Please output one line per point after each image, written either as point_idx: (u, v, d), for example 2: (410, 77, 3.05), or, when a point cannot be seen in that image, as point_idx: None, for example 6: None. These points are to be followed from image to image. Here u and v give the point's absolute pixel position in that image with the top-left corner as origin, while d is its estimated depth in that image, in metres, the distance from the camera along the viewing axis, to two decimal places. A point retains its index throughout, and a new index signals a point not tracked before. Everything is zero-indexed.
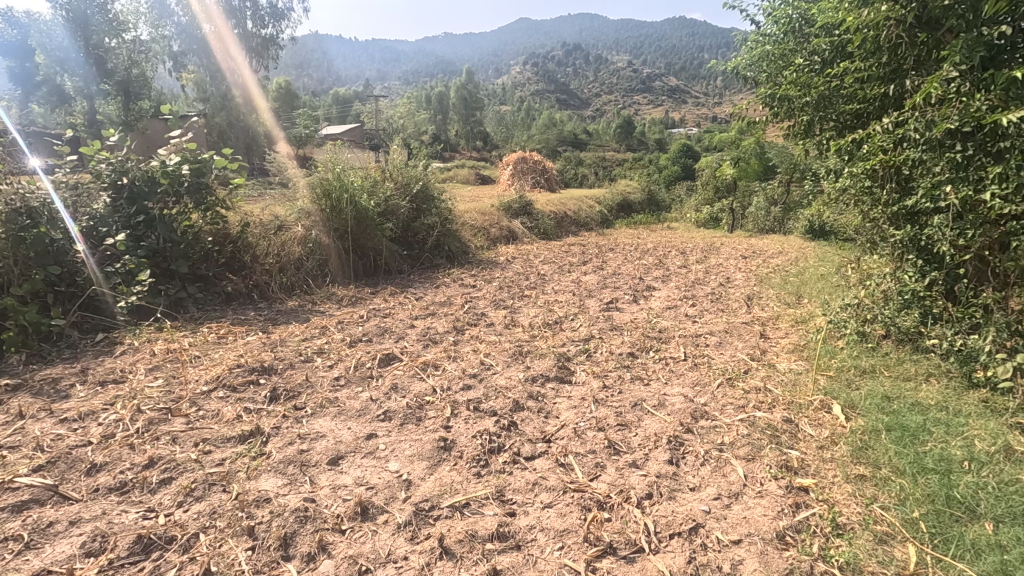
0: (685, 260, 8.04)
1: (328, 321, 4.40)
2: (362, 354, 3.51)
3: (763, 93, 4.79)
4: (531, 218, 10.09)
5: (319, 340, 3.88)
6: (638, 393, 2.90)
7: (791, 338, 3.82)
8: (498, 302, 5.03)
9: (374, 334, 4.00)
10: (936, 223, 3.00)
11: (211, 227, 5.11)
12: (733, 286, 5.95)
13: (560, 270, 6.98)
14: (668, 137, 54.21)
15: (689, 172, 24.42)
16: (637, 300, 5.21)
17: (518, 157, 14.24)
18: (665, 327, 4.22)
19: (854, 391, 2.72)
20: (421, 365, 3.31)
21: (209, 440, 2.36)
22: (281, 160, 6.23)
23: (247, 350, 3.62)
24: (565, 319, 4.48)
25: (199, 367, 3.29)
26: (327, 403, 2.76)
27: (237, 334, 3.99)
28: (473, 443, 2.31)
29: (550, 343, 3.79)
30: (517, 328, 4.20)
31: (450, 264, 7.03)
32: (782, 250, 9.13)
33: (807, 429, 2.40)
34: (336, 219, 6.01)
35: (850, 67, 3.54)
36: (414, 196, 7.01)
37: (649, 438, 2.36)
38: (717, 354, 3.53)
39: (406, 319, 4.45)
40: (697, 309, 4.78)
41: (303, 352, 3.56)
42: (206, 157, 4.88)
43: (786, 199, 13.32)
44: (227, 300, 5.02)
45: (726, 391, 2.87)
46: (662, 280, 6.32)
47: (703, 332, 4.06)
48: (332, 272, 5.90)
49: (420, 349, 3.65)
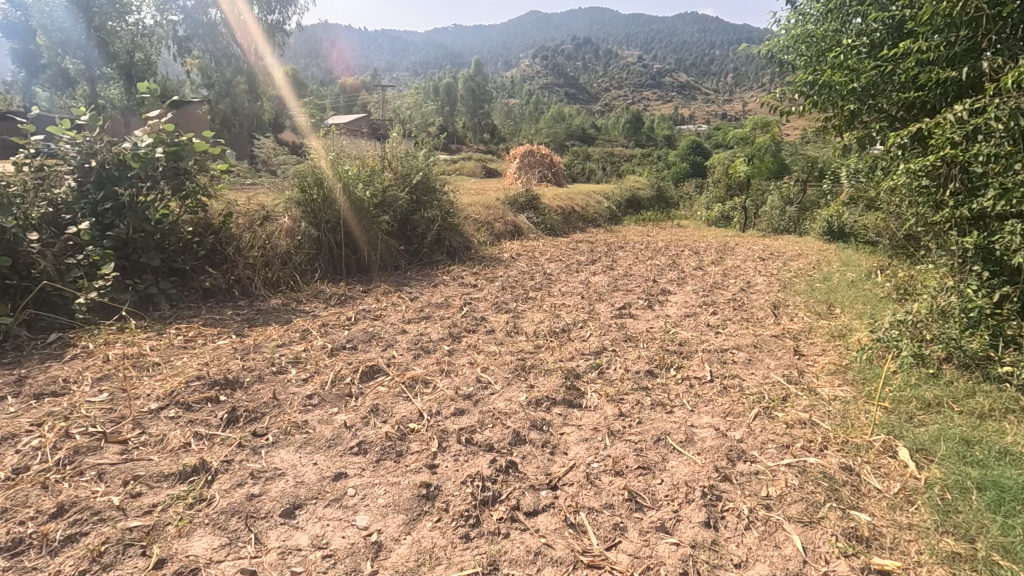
0: (699, 261, 7.56)
1: (311, 323, 3.97)
2: (343, 366, 3.08)
3: (802, 80, 4.32)
4: (538, 213, 9.64)
5: (299, 346, 3.45)
6: (661, 423, 2.46)
7: (831, 356, 3.36)
8: (500, 306, 4.59)
9: (360, 340, 3.58)
10: (1015, 230, 2.55)
11: (190, 216, 4.69)
12: (756, 291, 5.49)
13: (567, 269, 6.54)
14: (678, 133, 53.36)
15: (698, 168, 23.83)
16: (652, 306, 4.76)
17: (525, 150, 13.80)
18: (686, 340, 3.77)
19: (921, 430, 2.27)
20: (410, 381, 2.88)
21: (141, 476, 1.94)
22: (270, 145, 5.80)
23: (214, 358, 3.20)
24: (573, 327, 4.04)
25: (155, 378, 2.87)
26: (293, 429, 2.33)
27: (207, 337, 3.58)
28: (462, 492, 1.88)
29: (557, 356, 3.36)
30: (520, 336, 3.77)
31: (450, 260, 6.60)
32: (801, 252, 8.64)
33: (872, 480, 1.96)
34: (328, 210, 5.57)
35: (912, 48, 3.09)
36: (414, 187, 6.58)
37: (678, 489, 1.93)
38: (748, 375, 3.08)
39: (398, 323, 4.02)
40: (720, 319, 4.33)
41: (277, 361, 3.14)
42: (185, 140, 4.44)
43: (801, 199, 12.77)
44: (204, 296, 4.60)
45: (765, 424, 2.43)
46: (677, 283, 5.85)
47: (730, 347, 3.60)
48: (322, 267, 5.47)
49: (410, 360, 3.23)
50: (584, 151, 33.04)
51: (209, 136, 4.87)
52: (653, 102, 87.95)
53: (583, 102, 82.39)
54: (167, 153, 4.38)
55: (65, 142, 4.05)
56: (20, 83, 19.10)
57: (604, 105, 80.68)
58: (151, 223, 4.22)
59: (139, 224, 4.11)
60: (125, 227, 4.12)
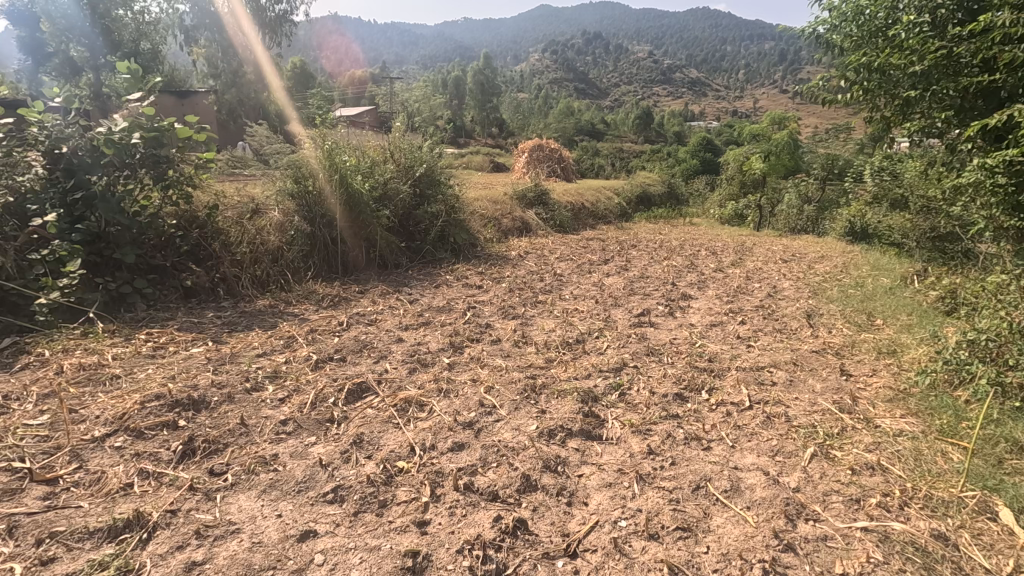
0: (718, 263, 7.10)
1: (298, 329, 3.59)
2: (327, 382, 2.70)
3: (849, 63, 3.87)
4: (547, 209, 9.23)
5: (281, 357, 3.07)
6: (699, 464, 2.06)
7: (884, 378, 2.94)
8: (507, 310, 4.19)
9: (350, 350, 3.19)
10: None
11: (172, 208, 4.32)
12: (784, 297, 5.07)
13: (578, 269, 6.12)
14: (688, 130, 52.50)
15: (709, 165, 23.31)
16: (674, 314, 4.33)
17: (534, 143, 13.35)
18: (715, 355, 3.35)
19: (1020, 484, 1.87)
20: (402, 405, 2.49)
21: (60, 534, 1.57)
22: (263, 133, 5.45)
23: (183, 370, 2.83)
24: (588, 337, 3.63)
25: (110, 395, 2.49)
26: (258, 467, 1.95)
27: (180, 345, 3.20)
28: (457, 567, 1.50)
29: (571, 373, 2.95)
30: (529, 348, 3.36)
31: (453, 258, 6.20)
32: (825, 254, 8.15)
33: (977, 557, 1.56)
34: (323, 203, 5.18)
35: (993, 22, 2.65)
36: (417, 179, 6.18)
37: (730, 565, 1.54)
38: (791, 400, 2.66)
39: (394, 330, 3.62)
40: (751, 330, 3.90)
41: (253, 376, 2.76)
42: (165, 125, 4.07)
43: (820, 199, 12.26)
44: (186, 296, 4.23)
45: (826, 467, 2.02)
46: (698, 288, 5.41)
47: (767, 364, 3.18)
48: (315, 265, 5.09)
49: (405, 376, 2.84)
50: (592, 146, 32.40)
51: (193, 121, 4.49)
52: (663, 97, 86.84)
53: (593, 97, 81.48)
54: (145, 139, 4.01)
55: (33, 125, 3.68)
56: (20, 72, 18.62)
57: (613, 100, 79.73)
58: (125, 216, 3.85)
59: (112, 216, 3.73)
60: (97, 220, 3.76)
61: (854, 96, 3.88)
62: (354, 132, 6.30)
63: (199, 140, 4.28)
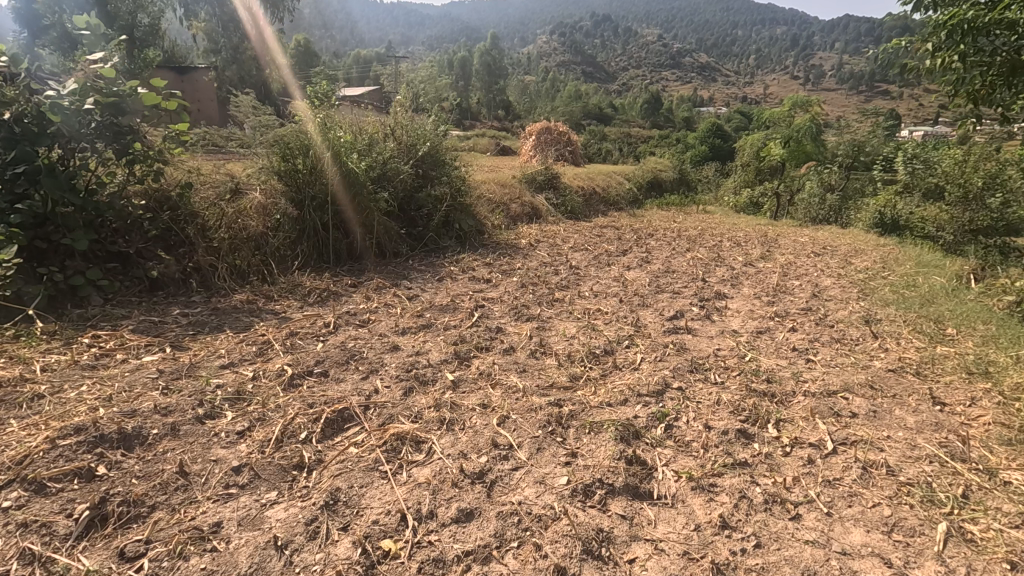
0: (746, 255, 6.51)
1: (275, 332, 3.04)
2: (300, 409, 2.15)
3: (938, 23, 3.26)
4: (558, 193, 8.63)
5: (248, 370, 2.52)
6: (794, 547, 1.52)
7: (990, 411, 2.39)
8: (520, 311, 3.64)
9: (333, 361, 2.64)
10: None
11: (138, 186, 3.77)
12: (830, 297, 4.50)
13: (595, 261, 5.56)
14: (697, 115, 51.36)
15: (719, 152, 22.62)
16: (712, 317, 3.77)
17: (542, 126, 12.66)
18: (774, 373, 2.79)
19: None
20: (393, 444, 1.95)
21: None
22: (247, 103, 4.84)
23: (123, 388, 2.28)
24: (617, 347, 3.06)
25: (19, 426, 1.93)
26: (190, 547, 1.42)
27: (131, 353, 2.66)
28: None
29: (602, 398, 2.40)
30: (549, 361, 2.81)
31: (458, 246, 5.64)
32: (858, 245, 7.54)
33: None
34: (314, 184, 4.62)
35: None
36: (420, 159, 5.60)
37: None
38: (884, 441, 2.12)
39: (388, 334, 3.07)
40: (806, 340, 3.34)
41: (210, 397, 2.21)
42: (127, 89, 3.48)
43: (844, 186, 11.61)
44: (152, 289, 3.69)
45: (970, 558, 1.49)
46: (731, 284, 4.85)
47: (839, 388, 2.62)
48: (304, 253, 4.52)
49: (399, 399, 2.29)
50: (600, 130, 31.49)
51: (162, 86, 3.86)
52: (673, 81, 85.27)
53: (600, 79, 79.99)
54: (103, 105, 3.42)
55: None
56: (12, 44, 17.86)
57: (621, 83, 78.20)
58: (77, 194, 3.28)
59: (60, 194, 3.17)
60: (42, 199, 3.19)
61: (944, 62, 3.27)
62: (350, 107, 5.70)
63: (169, 108, 3.69)
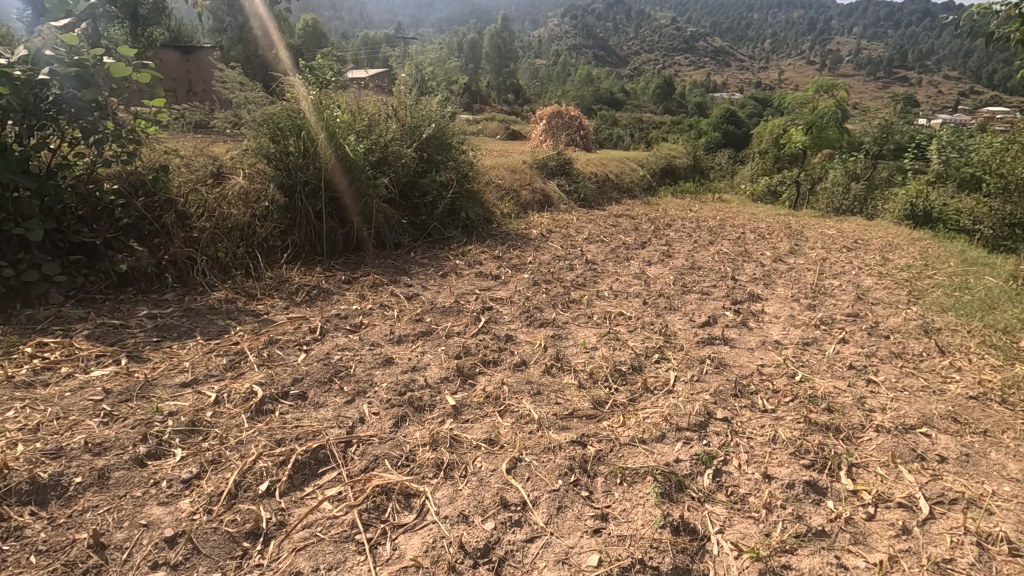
0: (774, 250, 6.03)
1: (252, 340, 2.64)
2: (266, 447, 1.75)
3: None
4: (571, 179, 8.15)
5: (212, 390, 2.13)
6: None
7: None
8: (531, 314, 3.21)
9: (313, 379, 2.23)
10: None
11: (107, 169, 3.36)
12: (877, 300, 4.03)
13: (613, 255, 5.11)
14: (710, 100, 50.02)
15: (734, 138, 21.89)
16: (749, 325, 3.32)
17: (553, 110, 12.12)
18: (835, 398, 2.35)
19: None
20: (376, 501, 1.55)
21: None
22: (234, 76, 4.39)
23: (57, 413, 1.89)
24: (645, 362, 2.64)
25: None
26: None
27: (79, 366, 2.27)
28: None
29: (635, 432, 1.98)
30: (567, 380, 2.39)
31: (464, 236, 5.20)
32: (892, 238, 7.03)
33: None
34: (307, 168, 4.18)
35: None
36: (424, 141, 5.14)
37: None
38: (993, 500, 1.71)
39: (382, 343, 2.66)
40: (863, 355, 2.90)
41: (159, 427, 1.82)
42: (90, 59, 3.05)
43: (871, 176, 11.03)
44: (121, 285, 3.31)
45: None
46: (764, 284, 4.39)
47: (917, 420, 2.19)
48: (295, 245, 4.10)
49: (389, 433, 1.89)
50: (610, 115, 30.74)
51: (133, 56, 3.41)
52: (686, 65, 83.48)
53: (611, 64, 78.51)
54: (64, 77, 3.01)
55: None
56: None
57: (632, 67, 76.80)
58: (32, 178, 2.89)
59: (11, 178, 2.77)
60: None
61: None
62: (348, 85, 5.24)
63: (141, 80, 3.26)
